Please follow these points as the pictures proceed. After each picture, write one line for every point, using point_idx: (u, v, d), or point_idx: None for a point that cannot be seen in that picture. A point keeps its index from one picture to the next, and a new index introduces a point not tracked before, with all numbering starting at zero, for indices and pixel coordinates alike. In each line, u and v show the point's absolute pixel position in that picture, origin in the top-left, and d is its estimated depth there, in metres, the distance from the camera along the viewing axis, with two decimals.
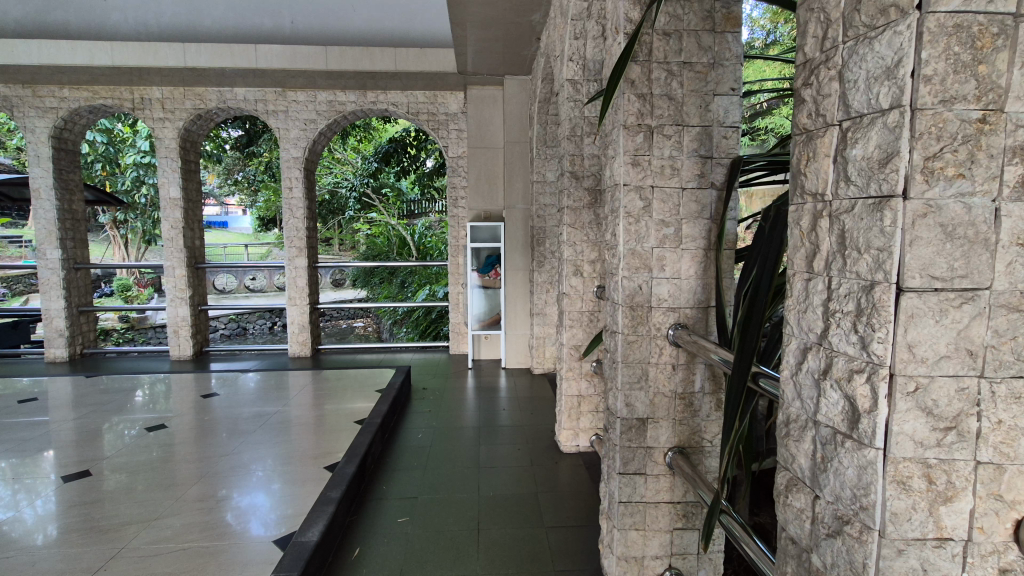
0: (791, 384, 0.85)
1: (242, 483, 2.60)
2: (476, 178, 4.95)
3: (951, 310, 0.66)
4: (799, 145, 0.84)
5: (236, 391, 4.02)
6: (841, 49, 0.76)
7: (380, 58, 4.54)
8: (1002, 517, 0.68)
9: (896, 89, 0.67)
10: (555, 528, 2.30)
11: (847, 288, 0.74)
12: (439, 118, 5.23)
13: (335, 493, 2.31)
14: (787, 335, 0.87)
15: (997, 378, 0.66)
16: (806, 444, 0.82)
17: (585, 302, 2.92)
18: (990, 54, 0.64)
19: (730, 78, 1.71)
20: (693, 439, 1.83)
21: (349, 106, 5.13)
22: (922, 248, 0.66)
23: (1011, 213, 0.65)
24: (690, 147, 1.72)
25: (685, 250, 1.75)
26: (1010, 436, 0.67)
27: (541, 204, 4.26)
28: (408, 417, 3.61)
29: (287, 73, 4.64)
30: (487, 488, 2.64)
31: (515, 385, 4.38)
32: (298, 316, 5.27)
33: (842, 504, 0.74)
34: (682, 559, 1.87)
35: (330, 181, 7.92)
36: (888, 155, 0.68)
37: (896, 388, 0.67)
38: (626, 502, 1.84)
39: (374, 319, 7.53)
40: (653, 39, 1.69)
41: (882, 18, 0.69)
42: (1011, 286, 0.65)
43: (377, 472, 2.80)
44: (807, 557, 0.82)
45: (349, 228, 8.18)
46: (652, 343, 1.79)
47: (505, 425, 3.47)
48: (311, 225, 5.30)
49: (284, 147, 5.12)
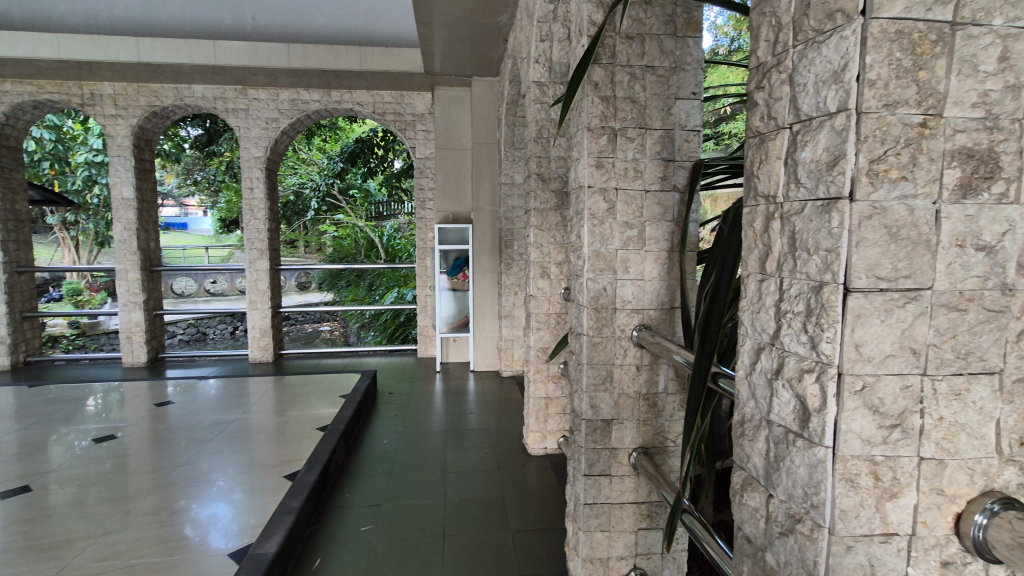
0: (745, 384, 0.86)
1: (198, 494, 2.50)
2: (444, 179, 4.91)
3: (896, 310, 0.67)
4: (753, 147, 0.85)
5: (193, 398, 3.88)
6: (791, 53, 0.77)
7: (345, 58, 4.48)
8: (943, 511, 0.70)
9: (842, 93, 0.68)
10: (521, 531, 2.29)
11: (798, 289, 0.74)
12: (406, 119, 5.17)
13: (296, 502, 2.24)
14: (741, 335, 0.88)
15: (939, 375, 0.68)
16: (759, 444, 0.82)
17: (552, 303, 2.93)
18: (930, 60, 0.66)
19: (692, 82, 1.74)
20: (657, 439, 1.85)
21: (312, 105, 5.02)
22: (869, 249, 0.67)
23: (950, 215, 0.67)
24: (653, 149, 1.74)
25: (648, 252, 1.77)
26: (950, 432, 0.69)
27: (509, 205, 4.26)
28: (374, 422, 3.54)
29: (248, 70, 4.52)
30: (454, 493, 2.62)
31: (484, 388, 4.36)
32: (259, 320, 5.12)
33: (794, 502, 0.75)
34: (646, 559, 1.89)
35: (294, 181, 7.70)
36: (836, 157, 0.69)
37: (844, 387, 0.68)
38: (591, 504, 1.84)
39: (341, 322, 7.39)
40: (615, 42, 1.70)
41: (829, 22, 0.70)
42: (951, 286, 0.67)
43: (340, 480, 2.73)
44: (761, 556, 0.83)
45: (314, 230, 8.03)
46: (617, 344, 1.80)
47: (473, 428, 3.45)
48: (273, 227, 5.16)
49: (244, 145, 4.97)
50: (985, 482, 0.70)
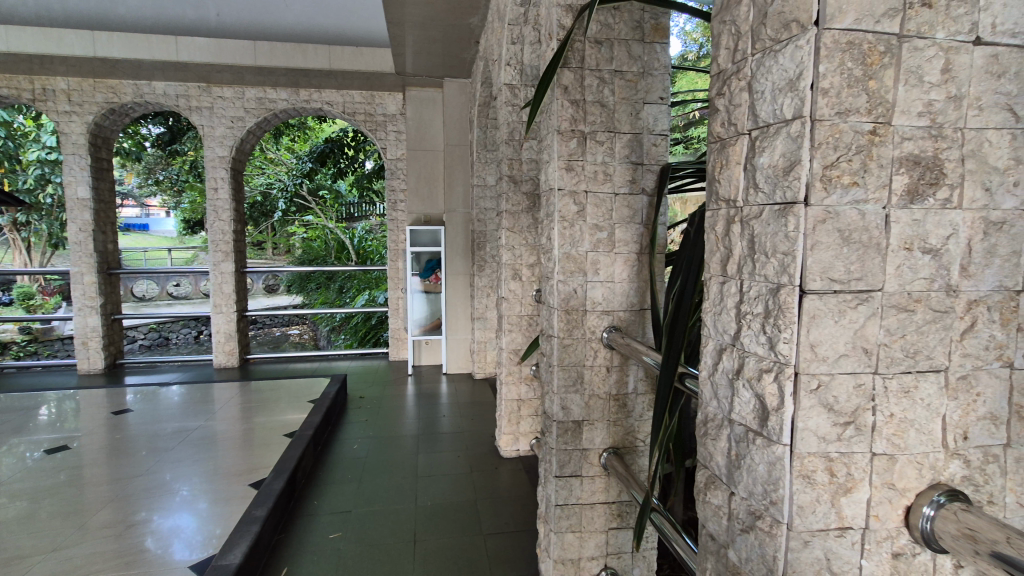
0: (708, 384, 0.88)
1: (159, 504, 2.42)
2: (415, 180, 4.88)
3: (849, 310, 0.70)
4: (714, 152, 0.87)
5: (154, 406, 3.74)
6: (749, 60, 0.79)
7: (313, 55, 4.44)
8: (894, 504, 0.72)
9: (797, 100, 0.70)
10: (493, 534, 2.29)
11: (757, 291, 0.76)
12: (376, 119, 5.11)
13: (261, 511, 2.18)
14: (704, 336, 0.89)
15: (889, 373, 0.71)
16: (721, 442, 0.84)
17: (523, 305, 2.95)
18: (879, 70, 0.69)
19: (659, 87, 1.75)
20: (627, 439, 1.87)
21: (279, 104, 4.91)
22: (822, 252, 0.69)
23: (899, 219, 0.70)
24: (622, 153, 1.76)
25: (618, 254, 1.80)
26: (900, 428, 0.72)
27: (481, 207, 4.25)
28: (344, 427, 3.48)
29: (212, 68, 4.41)
30: (425, 497, 2.59)
31: (457, 390, 4.34)
32: (225, 324, 4.98)
33: (754, 499, 0.77)
34: (617, 559, 1.91)
35: (262, 181, 7.52)
36: (791, 163, 0.71)
37: (800, 386, 0.70)
38: (562, 505, 1.85)
39: (311, 325, 7.25)
40: (585, 47, 1.71)
41: (785, 32, 0.72)
42: (900, 287, 0.70)
43: (308, 487, 2.68)
44: (724, 553, 0.84)
45: (283, 232, 7.88)
46: (587, 345, 1.81)
47: (446, 432, 3.43)
48: (239, 228, 5.03)
49: (207, 145, 4.83)
50: (932, 475, 0.73)
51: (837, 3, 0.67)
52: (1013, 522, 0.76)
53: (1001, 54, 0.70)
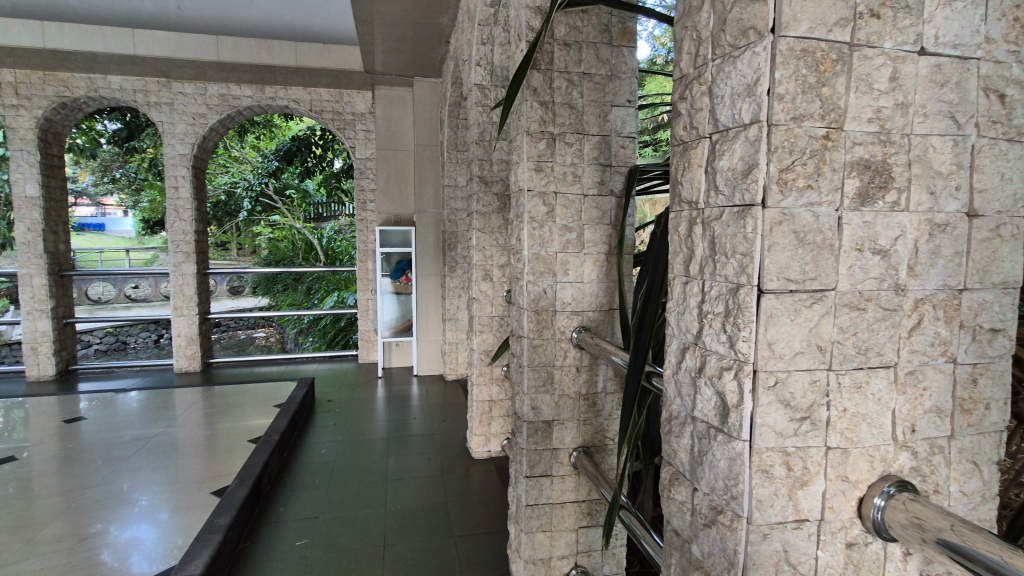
0: (672, 383, 0.89)
1: (115, 515, 2.32)
2: (386, 180, 4.83)
3: (804, 309, 0.72)
4: (677, 155, 0.89)
5: (111, 413, 3.60)
6: (710, 66, 0.81)
7: (279, 52, 4.33)
8: (848, 496, 0.75)
9: (755, 105, 0.72)
10: (464, 536, 2.28)
11: (718, 291, 0.78)
12: (345, 118, 5.03)
13: (223, 520, 2.12)
14: (668, 336, 0.91)
15: (842, 370, 0.74)
16: (685, 439, 0.86)
17: (494, 306, 2.96)
18: (832, 77, 0.71)
19: (627, 90, 1.77)
20: (597, 438, 1.89)
21: (243, 101, 4.79)
22: (779, 253, 0.71)
23: (851, 221, 0.73)
24: (590, 154, 1.78)
25: (587, 254, 1.81)
26: (853, 423, 0.75)
27: (452, 208, 4.23)
28: (311, 432, 3.41)
29: (172, 63, 4.27)
30: (395, 501, 2.56)
31: (428, 392, 4.31)
32: (186, 327, 4.82)
33: (716, 495, 0.78)
34: (587, 557, 1.92)
35: (226, 181, 7.32)
36: (750, 166, 0.73)
37: (758, 383, 0.72)
38: (533, 505, 1.85)
39: (278, 328, 7.09)
40: (553, 48, 1.72)
41: (743, 38, 0.74)
42: (852, 287, 0.73)
43: (273, 494, 2.61)
44: (688, 548, 0.86)
45: (248, 232, 7.69)
46: (557, 346, 1.82)
47: (417, 434, 3.40)
48: (201, 228, 4.88)
49: (167, 142, 4.67)
50: (883, 467, 0.76)
51: (792, 12, 0.69)
52: (956, 509, 0.80)
53: (943, 64, 0.74)
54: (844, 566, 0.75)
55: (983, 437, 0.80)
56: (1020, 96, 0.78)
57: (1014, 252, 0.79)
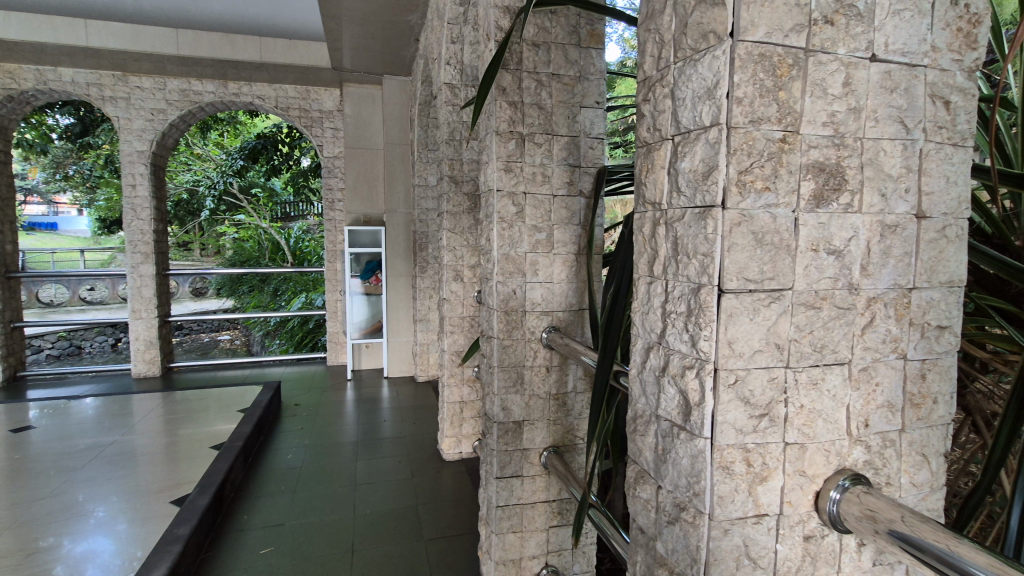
0: (637, 381, 0.90)
1: (69, 528, 2.22)
2: (355, 179, 4.76)
3: (763, 309, 0.74)
4: (641, 157, 0.90)
5: (64, 421, 3.44)
6: (672, 69, 0.82)
7: (243, 47, 4.22)
8: (805, 490, 0.77)
9: (715, 108, 0.73)
10: (435, 539, 2.26)
11: (680, 291, 0.79)
12: (312, 115, 4.93)
13: (184, 530, 2.05)
14: (633, 335, 0.92)
15: (799, 367, 0.76)
16: (650, 437, 0.86)
17: (465, 307, 2.94)
18: (787, 81, 0.73)
19: (595, 92, 1.78)
20: (567, 437, 1.90)
21: (205, 96, 4.65)
22: (738, 253, 0.72)
23: (806, 222, 0.74)
24: (559, 155, 1.78)
25: (557, 255, 1.82)
26: (809, 419, 0.77)
27: (423, 208, 4.20)
28: (277, 436, 3.33)
29: (128, 56, 4.11)
30: (363, 505, 2.52)
31: (399, 394, 4.27)
32: (145, 330, 4.65)
33: (679, 492, 0.79)
34: (558, 556, 1.93)
35: (188, 179, 7.09)
36: (710, 168, 0.74)
37: (719, 381, 0.73)
38: (503, 506, 1.85)
39: (243, 330, 6.90)
40: (522, 49, 1.71)
41: (703, 42, 0.75)
42: (807, 287, 0.75)
43: (237, 502, 2.54)
44: (652, 545, 0.87)
45: (212, 232, 7.47)
46: (527, 346, 1.83)
47: (387, 437, 3.35)
48: (160, 228, 4.71)
49: (124, 138, 4.49)
50: (838, 461, 0.78)
51: (750, 17, 0.70)
52: (907, 499, 0.83)
53: (893, 71, 0.77)
54: (802, 558, 0.77)
55: (931, 429, 0.83)
56: (964, 103, 0.82)
57: (959, 252, 0.82)
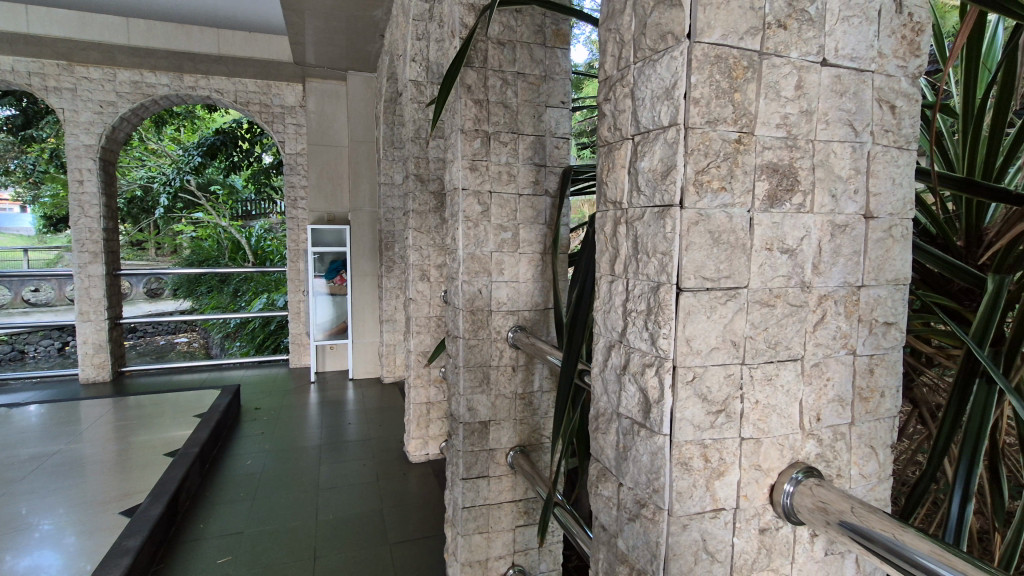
0: (599, 380, 0.91)
1: (11, 543, 2.09)
2: (318, 176, 4.65)
3: (719, 307, 0.75)
4: (603, 156, 0.91)
5: (3, 430, 3.24)
6: (632, 69, 0.82)
7: (199, 39, 4.08)
8: (760, 484, 0.79)
9: (672, 108, 0.73)
10: (400, 543, 2.23)
11: (641, 289, 0.80)
12: (273, 111, 4.79)
13: (135, 541, 1.96)
14: (595, 334, 0.92)
15: (754, 363, 0.77)
16: (611, 435, 0.87)
17: (431, 307, 2.92)
18: (743, 83, 0.74)
19: (561, 92, 1.78)
20: (533, 437, 1.90)
21: (159, 89, 4.46)
22: (695, 252, 0.73)
23: (761, 222, 0.76)
24: (525, 155, 1.78)
25: (522, 254, 1.82)
26: (764, 414, 0.78)
27: (389, 206, 4.14)
28: (237, 442, 3.22)
29: (74, 45, 3.91)
30: (326, 511, 2.47)
31: (364, 396, 4.20)
32: (93, 333, 4.43)
33: (639, 489, 0.80)
34: (524, 555, 1.93)
35: (142, 175, 6.80)
36: (668, 168, 0.74)
37: (677, 377, 0.74)
38: (469, 507, 1.84)
39: (201, 332, 6.67)
40: (487, 47, 1.70)
41: (662, 43, 0.75)
42: (762, 285, 0.77)
43: (193, 510, 2.45)
44: (614, 542, 0.87)
45: (168, 230, 7.19)
46: (493, 345, 1.82)
47: (352, 440, 3.29)
48: (110, 226, 4.50)
49: (70, 131, 4.26)
50: (791, 455, 0.80)
51: (706, 19, 0.71)
52: (856, 491, 0.86)
53: (843, 75, 0.79)
54: (758, 550, 0.79)
55: (879, 422, 0.87)
56: (909, 108, 0.85)
57: (903, 251, 0.85)
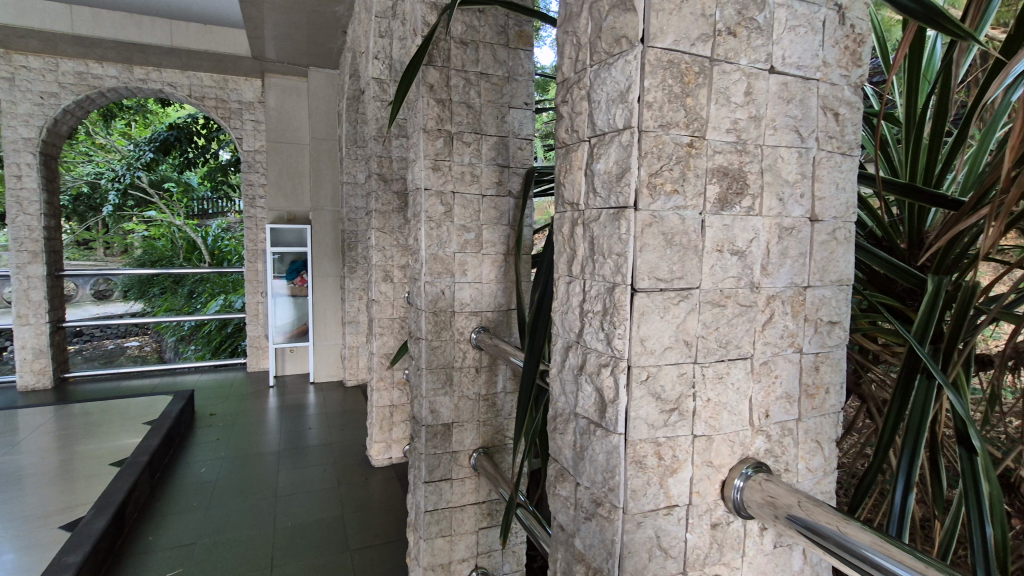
0: (558, 381, 0.91)
1: None
2: (278, 174, 4.53)
3: (672, 307, 0.76)
4: (561, 158, 0.91)
5: None
6: (588, 71, 0.83)
7: (150, 30, 3.91)
8: (712, 480, 0.80)
9: (627, 111, 0.74)
10: (361, 549, 2.19)
11: (597, 290, 0.80)
12: (230, 106, 4.65)
13: (74, 557, 1.86)
14: (554, 335, 0.93)
15: (706, 363, 0.79)
16: (569, 435, 0.87)
17: (395, 308, 2.89)
18: (695, 89, 0.76)
19: (524, 93, 1.78)
20: (496, 438, 1.90)
21: (106, 81, 4.26)
22: (649, 253, 0.74)
23: (712, 224, 0.78)
24: (488, 155, 1.78)
25: (486, 254, 1.81)
26: (716, 412, 0.80)
27: (352, 206, 4.07)
28: (190, 449, 3.10)
29: (11, 31, 3.69)
30: (284, 518, 2.40)
31: (326, 400, 4.11)
32: (33, 337, 4.19)
33: (596, 488, 0.81)
34: (487, 557, 1.92)
35: (88, 171, 6.50)
36: (623, 170, 0.75)
37: (632, 377, 0.75)
38: (431, 510, 1.83)
39: (154, 336, 6.41)
40: (450, 46, 1.69)
41: (617, 47, 0.76)
42: (713, 286, 0.79)
43: (141, 522, 2.34)
44: (572, 542, 0.88)
45: (118, 229, 6.87)
46: (456, 347, 1.81)
47: (313, 445, 3.21)
48: (52, 224, 4.27)
49: (6, 123, 4.02)
50: (742, 451, 0.83)
51: (659, 24, 0.73)
52: (804, 484, 0.89)
53: (789, 83, 0.82)
54: (709, 545, 0.81)
55: (824, 418, 0.90)
56: (852, 115, 0.88)
57: (847, 253, 0.89)
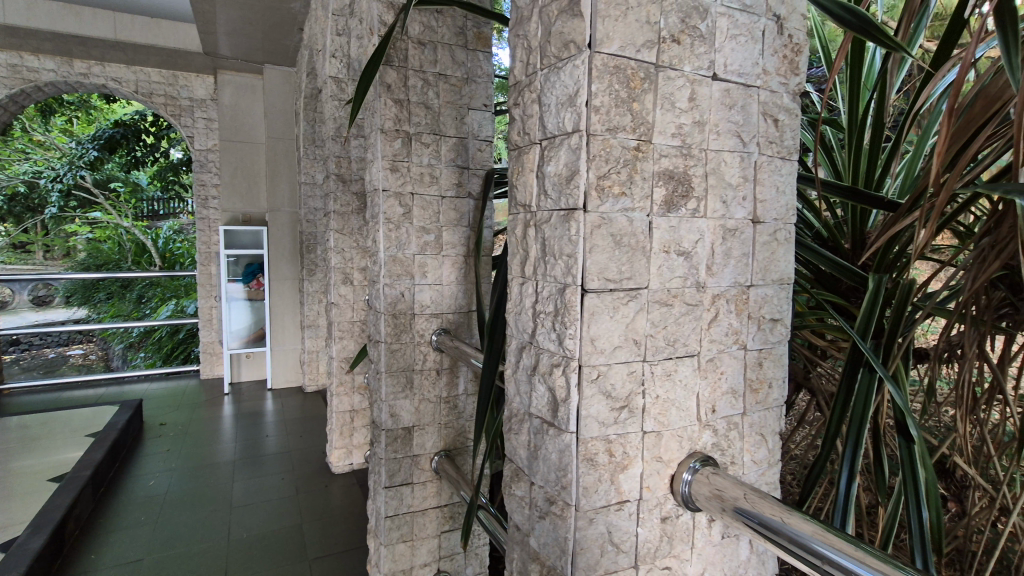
0: (513, 381, 0.92)
1: None
2: (232, 174, 4.40)
3: (621, 307, 0.78)
4: (514, 160, 0.92)
5: None
6: (538, 74, 0.84)
7: (91, 22, 3.73)
8: (662, 475, 0.83)
9: (575, 115, 0.75)
10: (320, 558, 2.15)
11: (548, 291, 0.81)
12: (180, 104, 4.50)
13: None
14: (508, 335, 0.93)
15: (654, 360, 0.81)
16: (523, 435, 0.88)
17: (355, 310, 2.84)
18: (640, 93, 0.77)
19: (483, 94, 1.78)
20: (458, 440, 1.89)
21: (44, 75, 4.03)
22: (598, 254, 0.76)
23: (659, 225, 0.80)
24: (447, 156, 1.77)
25: (446, 256, 1.81)
26: (664, 408, 0.82)
27: (310, 207, 3.98)
28: (138, 461, 2.96)
29: None
30: (240, 529, 2.33)
31: (285, 406, 4.00)
32: None
33: (549, 486, 0.82)
34: (449, 561, 1.91)
35: (26, 169, 6.15)
36: (572, 172, 0.76)
37: (582, 377, 0.76)
38: (392, 515, 1.80)
39: (100, 343, 6.10)
40: (407, 46, 1.67)
41: (565, 51, 0.77)
42: (660, 286, 0.81)
43: (83, 539, 2.22)
44: (527, 541, 0.88)
45: (60, 231, 6.53)
46: (416, 349, 1.80)
47: (271, 453, 3.12)
48: None
49: None
50: (690, 445, 0.85)
51: (605, 30, 0.74)
52: (749, 476, 0.92)
53: (731, 89, 0.85)
54: (660, 539, 0.83)
55: (768, 411, 0.94)
56: (790, 121, 0.92)
57: (787, 253, 0.93)
